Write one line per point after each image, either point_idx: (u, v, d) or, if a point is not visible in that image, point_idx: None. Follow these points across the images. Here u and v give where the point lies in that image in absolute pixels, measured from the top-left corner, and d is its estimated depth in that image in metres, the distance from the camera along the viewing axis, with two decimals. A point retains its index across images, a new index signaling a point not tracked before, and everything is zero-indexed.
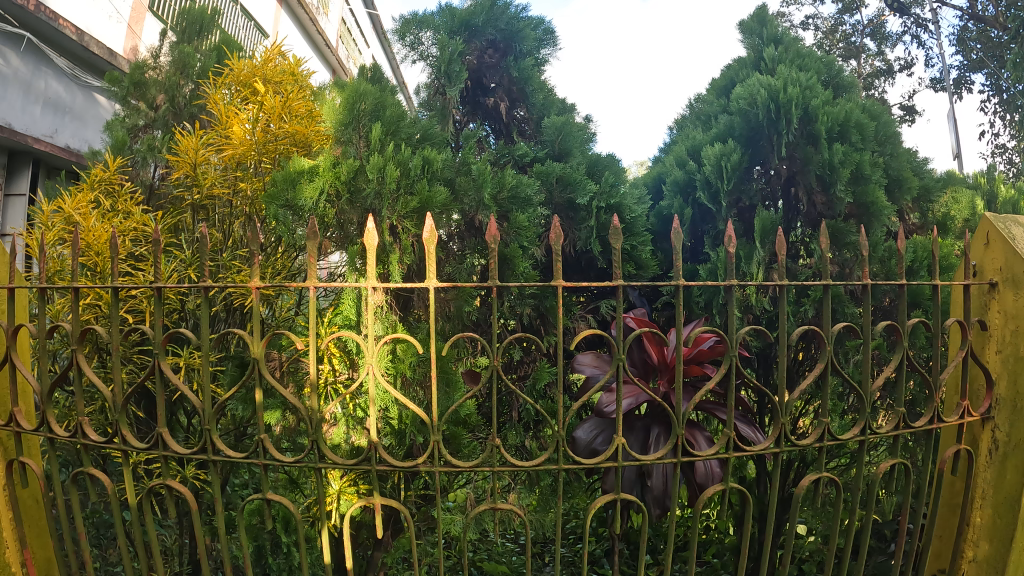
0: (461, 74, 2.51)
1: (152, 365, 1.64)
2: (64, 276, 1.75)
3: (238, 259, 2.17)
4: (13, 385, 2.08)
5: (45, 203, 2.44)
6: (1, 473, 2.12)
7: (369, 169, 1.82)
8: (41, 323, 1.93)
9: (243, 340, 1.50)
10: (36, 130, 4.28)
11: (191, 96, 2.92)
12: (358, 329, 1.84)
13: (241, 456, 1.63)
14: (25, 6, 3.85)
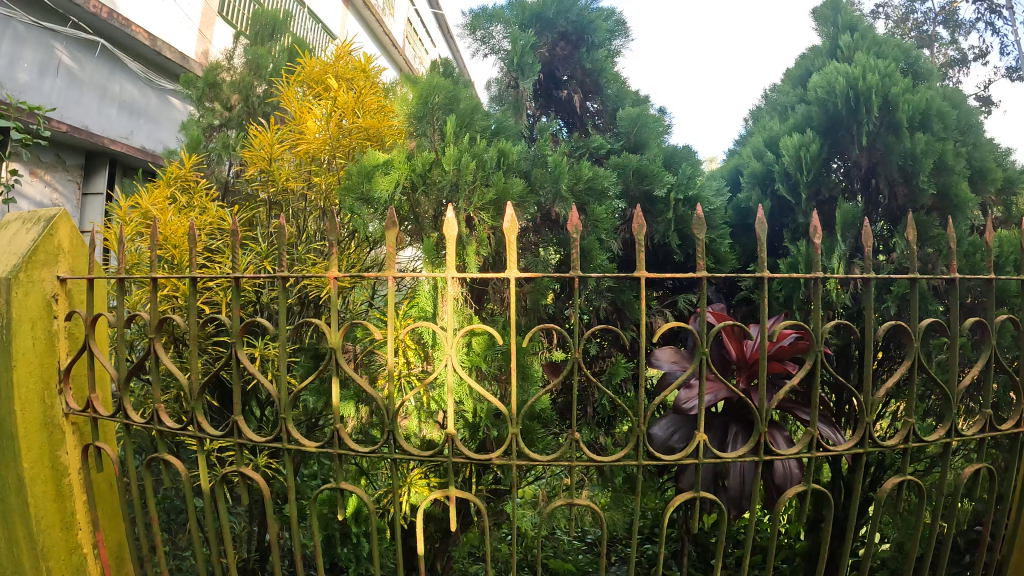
0: (534, 68, 2.47)
1: (229, 353, 1.65)
2: (145, 267, 1.79)
3: (312, 253, 2.19)
4: (91, 372, 2.14)
5: (124, 198, 2.52)
6: (77, 457, 2.31)
7: (445, 161, 1.80)
8: (120, 313, 1.98)
9: (320, 330, 1.49)
10: (111, 132, 4.45)
11: (264, 95, 2.98)
12: (435, 321, 1.83)
13: (317, 447, 1.62)
14: (98, 13, 4.03)
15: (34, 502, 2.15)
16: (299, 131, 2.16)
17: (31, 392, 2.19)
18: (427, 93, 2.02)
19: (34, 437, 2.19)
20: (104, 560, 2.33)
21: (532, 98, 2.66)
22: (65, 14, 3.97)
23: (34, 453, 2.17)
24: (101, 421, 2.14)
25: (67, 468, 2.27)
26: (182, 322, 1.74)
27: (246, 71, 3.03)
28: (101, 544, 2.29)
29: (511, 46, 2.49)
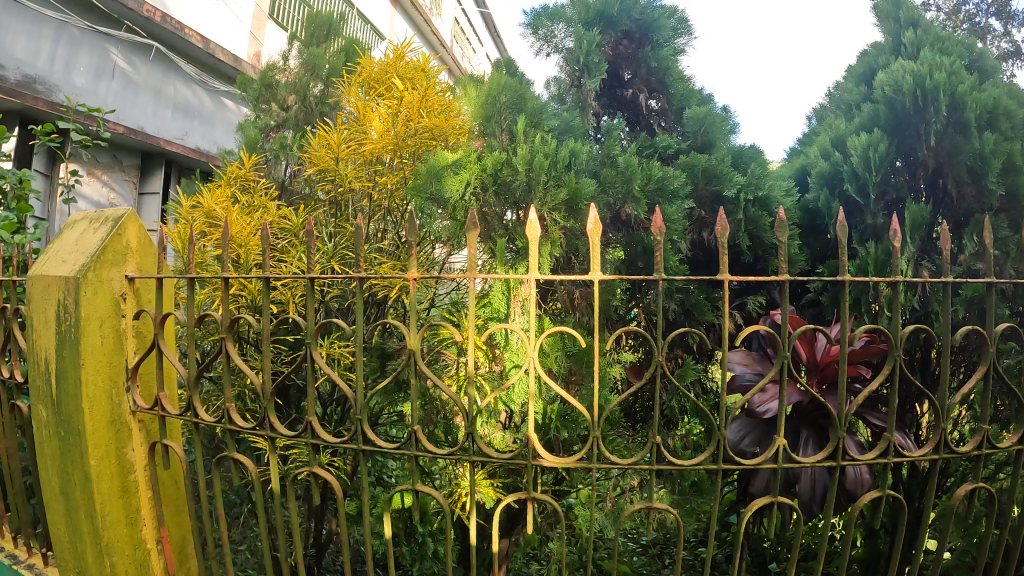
0: (600, 67, 2.45)
1: (304, 353, 1.66)
2: (219, 269, 1.82)
3: (379, 251, 2.19)
4: (160, 371, 2.17)
5: (187, 198, 2.55)
6: (145, 454, 2.37)
7: (517, 161, 1.79)
8: (191, 312, 2.00)
9: (399, 331, 1.49)
10: (164, 132, 4.71)
11: (321, 95, 2.99)
12: (507, 321, 1.83)
13: (394, 447, 1.61)
14: (151, 18, 4.28)
15: (99, 498, 2.20)
16: (364, 131, 2.17)
17: (99, 390, 2.25)
18: (492, 96, 2.06)
19: (102, 433, 2.24)
20: (167, 556, 2.39)
21: (596, 97, 2.64)
22: (120, 19, 4.25)
23: (101, 450, 2.23)
24: (170, 419, 2.18)
25: (133, 465, 2.33)
26: (255, 323, 1.75)
27: (302, 72, 3.04)
28: (164, 540, 2.34)
29: (576, 46, 2.48)
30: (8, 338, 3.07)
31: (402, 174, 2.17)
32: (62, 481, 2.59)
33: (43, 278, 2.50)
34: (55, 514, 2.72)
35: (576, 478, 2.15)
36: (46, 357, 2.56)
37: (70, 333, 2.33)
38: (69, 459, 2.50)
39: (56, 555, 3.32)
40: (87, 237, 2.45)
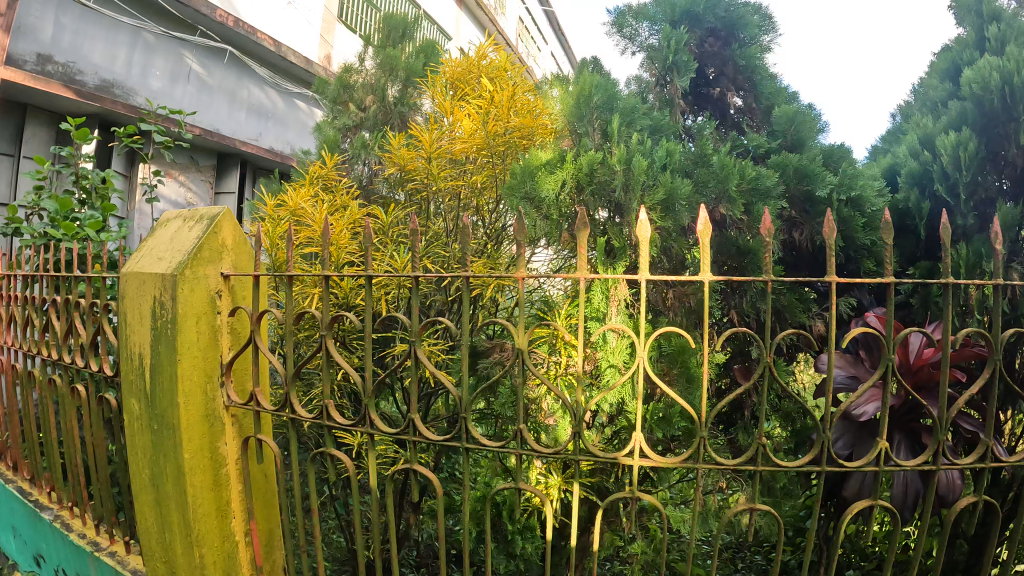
0: (689, 66, 2.67)
1: (408, 350, 1.71)
2: (322, 266, 1.88)
3: (470, 250, 2.24)
4: (255, 367, 2.24)
5: (272, 196, 2.62)
6: (238, 448, 2.48)
7: (614, 160, 1.86)
8: (289, 310, 2.07)
9: (508, 330, 1.54)
10: (239, 131, 5.44)
11: (399, 96, 3.05)
12: (604, 320, 1.94)
13: (498, 444, 1.65)
14: (222, 25, 4.92)
15: (192, 490, 2.30)
16: (454, 131, 2.23)
17: (196, 383, 2.35)
18: (585, 96, 2.08)
19: (197, 426, 2.35)
20: (254, 549, 2.49)
21: (684, 94, 2.85)
22: (194, 27, 4.93)
23: (194, 444, 2.33)
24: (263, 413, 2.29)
25: (226, 458, 2.44)
26: (358, 320, 1.80)
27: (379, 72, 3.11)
28: (253, 534, 2.45)
29: (664, 44, 2.69)
30: (98, 332, 3.14)
31: (491, 172, 2.23)
32: (152, 473, 2.68)
33: (137, 275, 2.61)
34: (144, 505, 2.81)
35: (661, 477, 2.21)
36: (139, 352, 2.65)
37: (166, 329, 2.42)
38: (159, 453, 2.58)
39: (138, 543, 3.43)
40: (182, 234, 2.57)
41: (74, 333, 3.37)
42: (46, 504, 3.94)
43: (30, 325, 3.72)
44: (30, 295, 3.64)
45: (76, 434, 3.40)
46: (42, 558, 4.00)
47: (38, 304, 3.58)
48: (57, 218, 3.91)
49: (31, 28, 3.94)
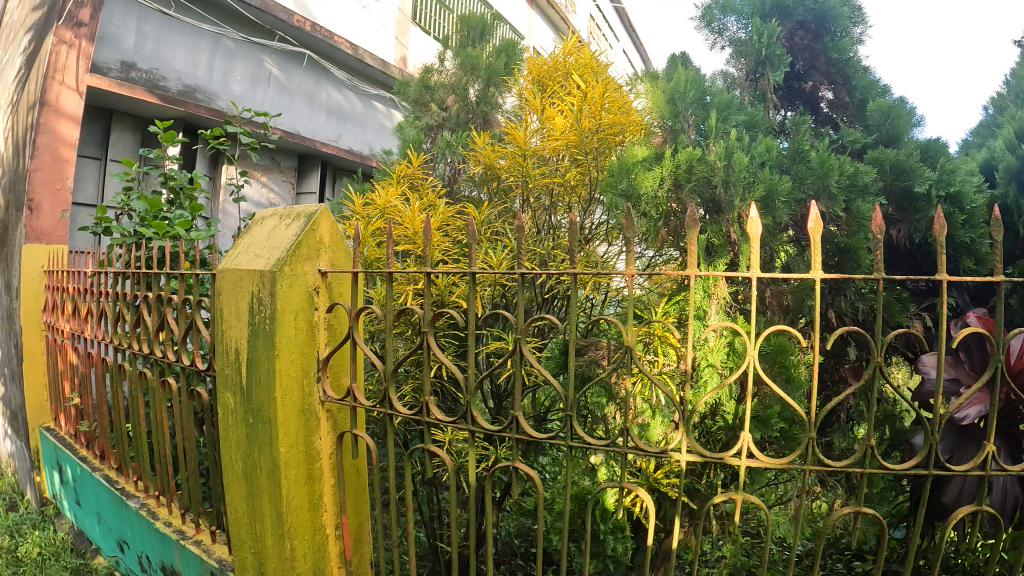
0: (782, 60, 3.13)
1: (515, 345, 2.03)
2: (422, 268, 2.15)
3: (557, 250, 2.59)
4: (353, 362, 2.43)
5: (360, 195, 2.79)
6: (335, 443, 2.71)
7: (718, 155, 2.25)
8: (388, 309, 2.31)
9: (619, 328, 1.85)
10: (319, 131, 7.05)
11: (479, 96, 3.38)
12: (705, 320, 2.27)
13: (606, 443, 1.93)
14: (301, 27, 6.30)
15: (286, 483, 2.50)
16: (545, 128, 2.61)
17: (291, 379, 2.53)
18: (679, 92, 2.52)
19: (292, 422, 2.54)
20: (344, 541, 2.72)
21: (776, 87, 3.29)
22: (272, 32, 6.42)
23: (289, 439, 2.52)
24: (359, 408, 2.49)
25: (318, 454, 2.66)
26: (460, 319, 2.13)
27: (461, 72, 3.47)
28: (344, 528, 2.66)
29: (756, 39, 3.16)
30: (190, 329, 3.27)
31: (582, 169, 2.61)
32: (245, 465, 2.80)
33: (232, 272, 2.76)
34: (234, 499, 2.92)
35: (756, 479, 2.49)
36: (234, 347, 2.79)
37: (261, 324, 2.56)
38: (253, 445, 2.71)
39: (221, 534, 3.55)
40: (277, 231, 2.75)
41: (164, 329, 3.51)
42: (132, 493, 4.12)
43: (119, 319, 3.91)
44: (121, 291, 3.82)
45: (166, 427, 3.56)
46: (127, 544, 4.18)
47: (130, 299, 3.75)
48: (147, 218, 4.14)
49: (114, 38, 5.37)
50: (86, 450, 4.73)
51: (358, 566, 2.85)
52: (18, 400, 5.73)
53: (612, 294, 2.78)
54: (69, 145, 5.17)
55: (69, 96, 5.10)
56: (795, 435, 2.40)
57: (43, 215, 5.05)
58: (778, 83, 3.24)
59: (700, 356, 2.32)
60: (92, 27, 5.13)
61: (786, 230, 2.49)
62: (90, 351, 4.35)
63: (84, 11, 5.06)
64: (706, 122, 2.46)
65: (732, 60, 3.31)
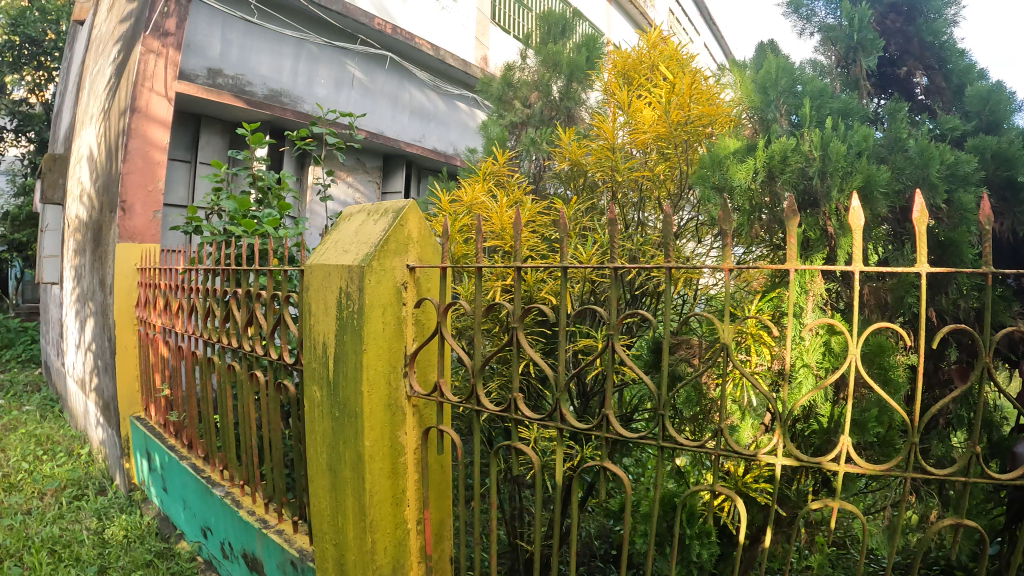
0: (875, 45, 3.11)
1: (608, 341, 2.19)
2: (514, 265, 2.27)
3: (647, 245, 2.82)
4: (441, 355, 2.56)
5: (448, 192, 2.94)
6: (420, 438, 2.80)
7: (813, 146, 2.38)
8: (477, 304, 2.47)
9: (714, 323, 1.95)
10: (403, 131, 7.65)
11: (560, 92, 3.87)
12: (801, 320, 2.33)
13: (699, 443, 2.03)
14: (383, 30, 6.86)
15: (370, 476, 2.58)
16: (631, 123, 2.91)
17: (380, 374, 2.61)
18: (772, 80, 2.68)
19: (379, 418, 2.62)
20: (426, 535, 2.80)
21: (870, 74, 3.28)
22: (354, 34, 6.97)
23: (375, 432, 2.59)
24: (446, 404, 2.57)
25: (404, 447, 2.75)
26: (551, 315, 2.33)
27: (542, 69, 3.95)
28: (426, 523, 2.74)
29: (847, 24, 3.15)
30: (278, 324, 3.38)
31: (671, 162, 2.85)
32: (329, 457, 2.88)
33: (322, 266, 2.84)
34: (318, 491, 3.01)
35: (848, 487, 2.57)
36: (323, 341, 2.87)
37: (350, 319, 2.63)
38: (339, 439, 2.78)
39: (302, 524, 3.65)
40: (366, 227, 2.83)
41: (253, 323, 3.63)
42: (217, 482, 4.29)
43: (209, 314, 4.08)
44: (211, 287, 3.98)
45: (252, 418, 3.69)
46: (210, 531, 4.36)
47: (220, 295, 3.90)
48: (236, 217, 4.32)
49: (200, 47, 5.88)
50: (175, 439, 4.94)
51: (438, 561, 2.93)
52: (110, 389, 6.05)
53: (703, 292, 2.89)
54: (160, 148, 5.45)
55: (158, 102, 5.43)
56: (891, 440, 2.40)
57: (135, 215, 5.27)
58: (870, 69, 3.23)
59: (795, 354, 2.35)
60: (176, 36, 5.52)
61: (884, 225, 2.52)
62: (181, 344, 4.56)
63: (168, 22, 5.47)
64: (799, 110, 2.62)
65: (821, 47, 3.30)
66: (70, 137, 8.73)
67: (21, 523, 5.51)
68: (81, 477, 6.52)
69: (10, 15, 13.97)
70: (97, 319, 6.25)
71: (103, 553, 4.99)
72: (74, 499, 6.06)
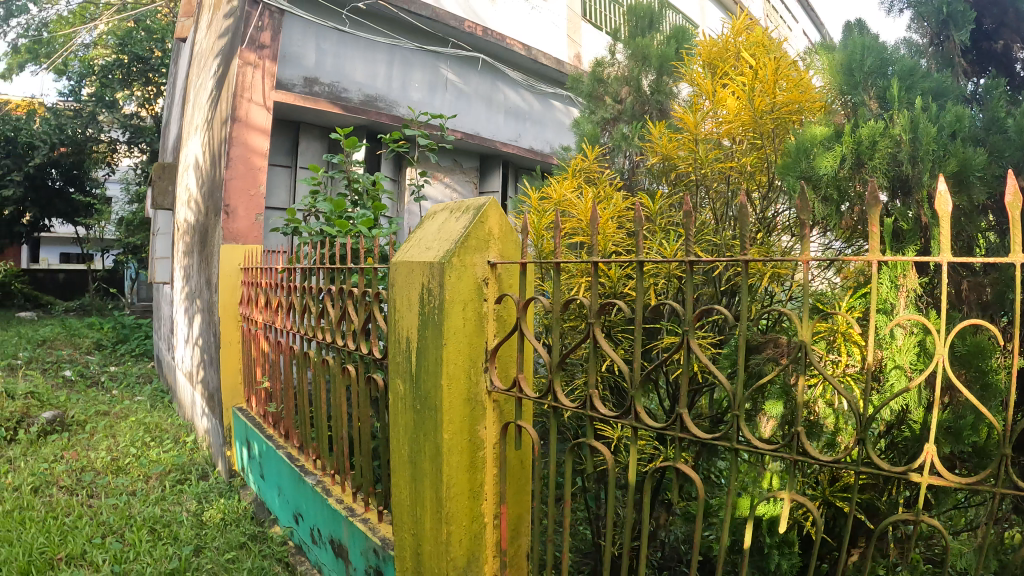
0: (966, 18, 3.19)
1: (683, 338, 2.23)
2: (593, 261, 2.36)
3: (729, 241, 2.90)
4: (520, 349, 2.66)
5: (535, 191, 3.10)
6: (499, 434, 2.90)
7: (901, 129, 2.38)
8: (557, 299, 2.57)
9: (792, 322, 1.93)
10: (498, 131, 8.05)
11: (652, 86, 4.29)
12: (893, 312, 2.23)
13: (775, 448, 2.03)
14: (474, 32, 7.21)
15: (448, 468, 2.70)
16: (717, 113, 3.02)
17: (460, 369, 2.73)
18: (858, 61, 2.67)
19: (458, 413, 2.74)
20: (501, 530, 2.90)
21: (964, 51, 3.37)
22: (446, 38, 7.32)
23: (453, 426, 2.71)
24: (525, 399, 2.66)
25: (484, 442, 2.86)
26: (630, 312, 2.42)
27: (631, 63, 4.39)
28: (501, 518, 2.84)
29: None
30: (369, 319, 3.54)
31: (761, 152, 2.93)
32: (411, 450, 3.01)
33: (407, 264, 2.97)
34: (399, 484, 3.15)
35: (940, 502, 2.51)
36: (406, 336, 3.01)
37: (432, 315, 2.76)
38: (420, 431, 2.91)
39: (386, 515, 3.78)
40: (448, 225, 2.95)
41: (345, 319, 3.81)
42: (309, 470, 4.50)
43: (304, 311, 4.30)
44: (308, 285, 4.18)
45: (343, 410, 3.87)
46: (300, 517, 4.59)
47: (315, 293, 4.11)
48: (332, 218, 4.55)
49: (296, 57, 6.25)
50: (272, 429, 5.20)
51: (512, 556, 3.03)
52: (213, 381, 6.42)
53: (794, 290, 2.88)
54: (261, 154, 5.80)
55: (256, 111, 5.78)
56: (988, 451, 2.34)
57: (239, 218, 5.67)
58: (965, 45, 3.32)
59: (889, 355, 2.29)
60: (271, 48, 5.86)
61: (985, 213, 2.49)
62: (279, 339, 4.81)
63: (263, 35, 5.82)
64: (888, 92, 2.62)
65: (913, 25, 3.40)
66: (178, 145, 9.31)
67: (126, 503, 5.91)
68: (185, 462, 6.95)
69: (117, 37, 15.75)
70: (203, 315, 6.66)
71: (200, 533, 5.32)
72: (177, 483, 6.47)
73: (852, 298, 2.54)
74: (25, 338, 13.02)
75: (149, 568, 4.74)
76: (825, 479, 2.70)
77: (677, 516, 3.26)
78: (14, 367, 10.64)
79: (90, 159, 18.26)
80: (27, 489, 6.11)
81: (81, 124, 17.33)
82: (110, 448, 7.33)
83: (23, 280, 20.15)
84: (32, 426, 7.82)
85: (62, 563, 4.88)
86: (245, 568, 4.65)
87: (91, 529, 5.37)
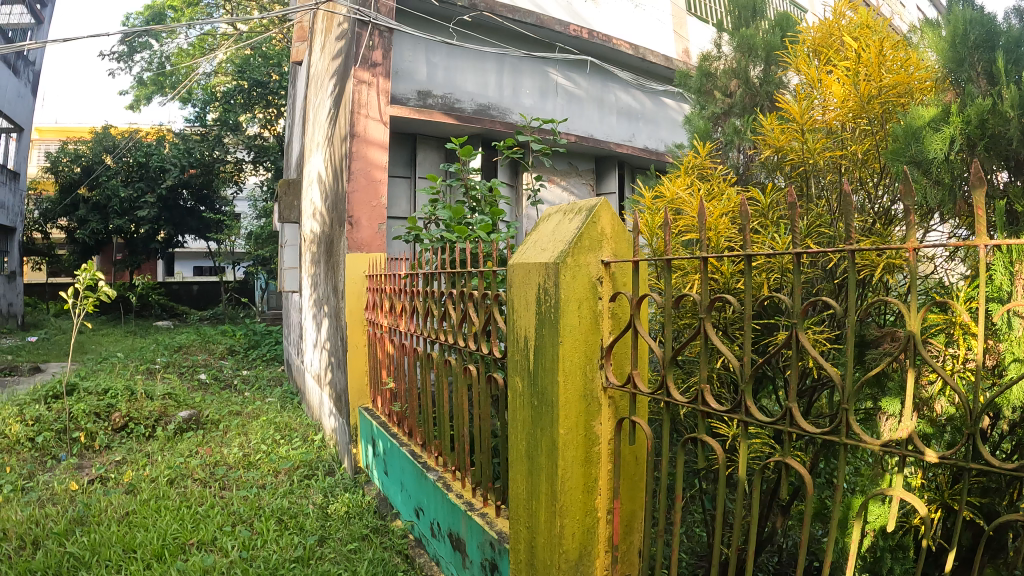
0: None
1: (790, 331, 2.28)
2: (701, 255, 2.46)
3: (842, 229, 2.95)
4: (633, 345, 2.78)
5: (650, 190, 3.25)
6: (613, 430, 3.02)
7: (1009, 107, 2.38)
8: (669, 295, 2.66)
9: (902, 312, 1.86)
10: (609, 132, 8.18)
11: (761, 79, 4.36)
12: (1009, 300, 2.20)
13: (881, 444, 1.97)
14: (578, 35, 7.41)
15: (564, 461, 2.86)
16: (825, 101, 3.13)
17: (575, 366, 2.88)
18: (962, 36, 2.71)
19: (574, 408, 2.89)
20: (615, 524, 3.01)
21: None
22: (551, 44, 7.54)
23: (568, 420, 2.87)
24: (639, 394, 2.77)
25: (599, 436, 2.99)
26: (741, 306, 2.49)
27: (738, 56, 4.47)
28: (614, 513, 2.95)
29: None
30: (488, 320, 3.73)
31: (873, 138, 3.00)
32: (529, 445, 3.18)
33: (524, 265, 3.16)
34: (517, 480, 3.33)
35: None
36: (525, 335, 3.18)
37: (549, 313, 2.93)
38: (538, 427, 3.07)
39: (503, 509, 3.96)
40: (562, 226, 3.11)
41: (466, 321, 4.05)
42: (431, 466, 4.74)
43: (427, 314, 4.56)
44: (431, 289, 4.45)
45: (465, 408, 4.09)
46: (422, 512, 4.85)
47: (438, 297, 4.36)
48: (451, 224, 4.84)
49: (408, 73, 6.64)
50: (396, 428, 5.50)
51: (624, 552, 3.13)
52: (340, 383, 6.82)
53: (913, 282, 2.89)
54: (380, 168, 6.16)
55: (373, 126, 6.15)
56: None
57: (361, 228, 6.04)
58: None
59: (1008, 346, 2.25)
60: (383, 65, 6.22)
61: None
62: (403, 341, 5.10)
63: (374, 54, 6.19)
64: (995, 66, 2.64)
65: None
66: (301, 162, 9.92)
67: (255, 496, 6.36)
68: (312, 459, 7.39)
69: (237, 64, 16.93)
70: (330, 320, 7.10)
71: (324, 525, 5.68)
72: (305, 478, 6.91)
73: (969, 290, 2.51)
74: (163, 345, 14.14)
75: (277, 554, 5.10)
76: (945, 480, 2.64)
77: (790, 515, 3.28)
78: (153, 372, 11.60)
79: (216, 178, 19.72)
80: (164, 481, 6.67)
81: (208, 147, 19.04)
82: (242, 445, 7.90)
83: (161, 292, 21.88)
84: (169, 424, 8.52)
85: (194, 547, 5.32)
86: (367, 558, 4.95)
87: (223, 517, 5.82)
